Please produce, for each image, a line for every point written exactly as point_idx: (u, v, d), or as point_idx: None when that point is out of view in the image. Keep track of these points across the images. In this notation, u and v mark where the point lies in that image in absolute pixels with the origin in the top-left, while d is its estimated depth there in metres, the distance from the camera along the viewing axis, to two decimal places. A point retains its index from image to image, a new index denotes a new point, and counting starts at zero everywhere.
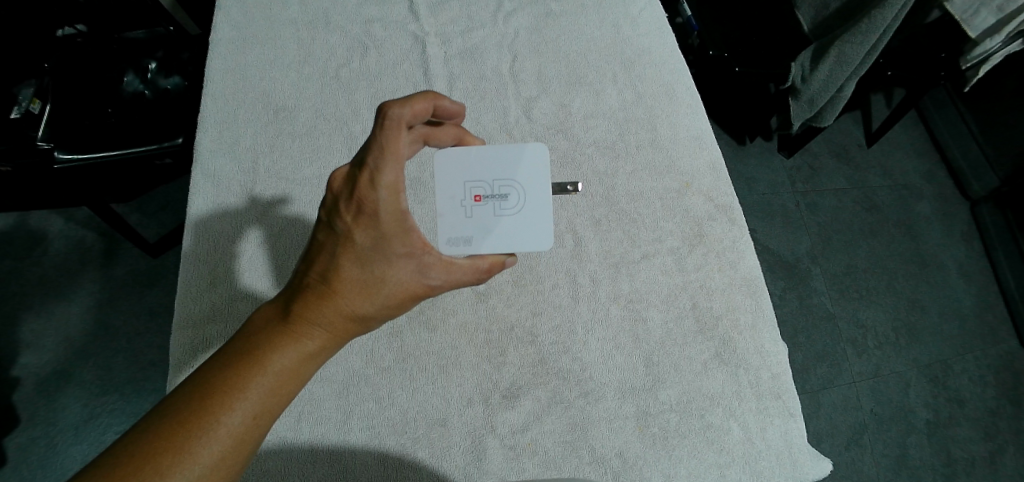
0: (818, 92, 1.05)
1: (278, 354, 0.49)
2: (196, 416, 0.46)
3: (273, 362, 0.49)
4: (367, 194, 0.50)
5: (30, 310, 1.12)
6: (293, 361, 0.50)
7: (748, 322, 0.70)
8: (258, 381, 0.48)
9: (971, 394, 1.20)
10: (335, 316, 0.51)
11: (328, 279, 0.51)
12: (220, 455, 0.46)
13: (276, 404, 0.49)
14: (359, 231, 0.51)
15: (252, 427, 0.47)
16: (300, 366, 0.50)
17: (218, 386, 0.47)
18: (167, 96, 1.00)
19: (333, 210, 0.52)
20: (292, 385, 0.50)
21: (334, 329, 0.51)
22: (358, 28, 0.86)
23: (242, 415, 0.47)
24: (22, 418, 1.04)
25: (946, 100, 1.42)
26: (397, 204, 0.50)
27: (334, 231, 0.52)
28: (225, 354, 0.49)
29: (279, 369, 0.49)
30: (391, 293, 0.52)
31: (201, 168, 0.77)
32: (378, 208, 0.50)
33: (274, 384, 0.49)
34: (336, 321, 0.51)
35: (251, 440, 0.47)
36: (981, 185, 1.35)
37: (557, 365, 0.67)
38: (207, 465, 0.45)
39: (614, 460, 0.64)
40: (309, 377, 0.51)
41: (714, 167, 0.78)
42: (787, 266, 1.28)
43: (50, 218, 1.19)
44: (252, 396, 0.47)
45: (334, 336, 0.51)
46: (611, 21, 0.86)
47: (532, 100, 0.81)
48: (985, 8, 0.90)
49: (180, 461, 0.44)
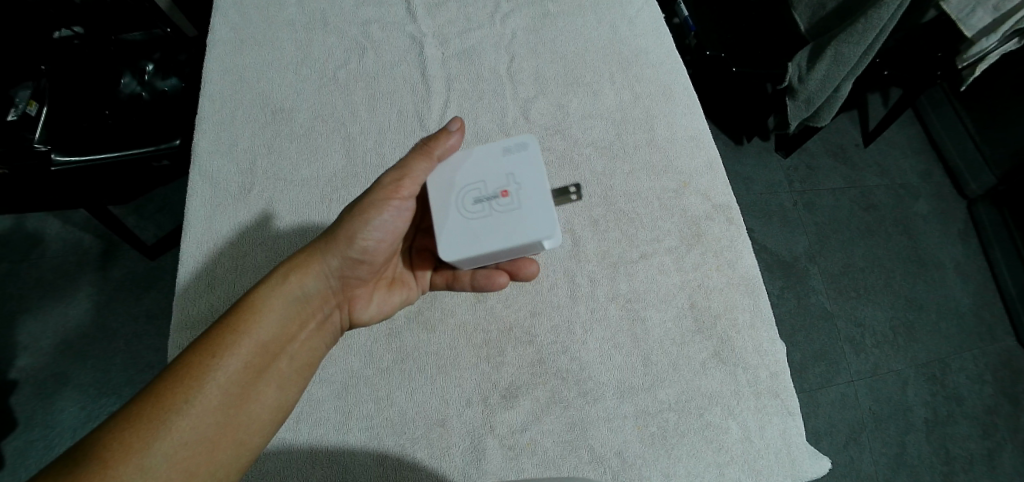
0: (814, 93, 1.05)
1: (251, 304, 0.57)
2: (176, 368, 0.52)
3: (245, 312, 0.56)
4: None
5: (27, 313, 1.12)
6: (264, 299, 0.57)
7: (747, 321, 0.70)
8: (230, 321, 0.56)
9: (969, 392, 1.20)
10: (301, 266, 0.59)
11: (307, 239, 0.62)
12: (204, 400, 0.52)
13: (251, 349, 0.55)
14: None
15: (230, 374, 0.53)
16: (271, 312, 0.57)
17: (198, 341, 0.54)
18: (164, 98, 1.00)
19: None
20: (264, 332, 0.56)
21: (301, 277, 0.59)
22: (355, 29, 0.86)
23: (221, 361, 0.53)
24: (21, 421, 1.04)
25: (942, 98, 1.42)
26: None
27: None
28: None
29: (252, 311, 0.56)
30: (354, 230, 0.58)
31: (200, 170, 0.77)
32: None
33: (246, 320, 0.56)
34: (303, 262, 0.59)
35: (233, 384, 0.53)
36: (978, 184, 1.36)
37: (555, 365, 0.67)
38: (193, 411, 0.51)
39: (614, 460, 0.64)
40: (280, 325, 0.57)
41: (712, 166, 0.78)
42: (785, 265, 1.28)
43: (47, 220, 1.19)
44: (228, 345, 0.54)
45: (302, 274, 0.59)
46: (609, 22, 0.86)
47: (530, 101, 0.81)
48: (981, 7, 0.91)
49: (165, 400, 0.51)
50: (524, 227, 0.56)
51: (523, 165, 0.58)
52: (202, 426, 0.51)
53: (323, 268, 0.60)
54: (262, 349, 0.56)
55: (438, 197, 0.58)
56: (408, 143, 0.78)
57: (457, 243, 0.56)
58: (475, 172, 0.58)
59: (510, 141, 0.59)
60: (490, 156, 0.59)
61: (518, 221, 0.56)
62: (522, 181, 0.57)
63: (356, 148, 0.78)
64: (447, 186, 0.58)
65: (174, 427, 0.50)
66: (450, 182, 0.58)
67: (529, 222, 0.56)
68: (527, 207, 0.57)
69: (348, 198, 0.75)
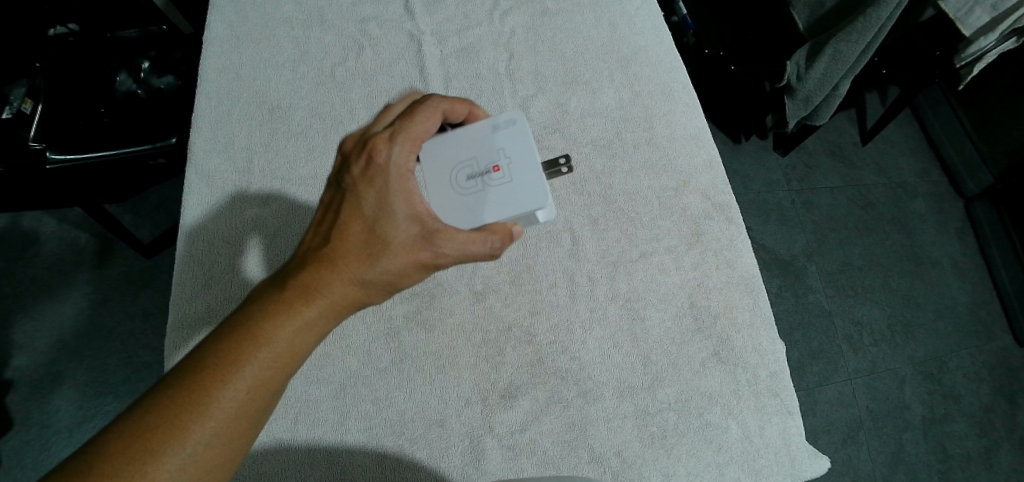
0: (813, 91, 1.05)
1: (271, 333, 0.49)
2: (191, 389, 0.46)
3: (269, 331, 0.49)
4: (379, 154, 0.54)
5: (23, 312, 1.11)
6: (292, 335, 0.50)
7: (746, 321, 0.70)
8: (252, 353, 0.48)
9: (966, 390, 1.21)
10: (325, 290, 0.51)
11: (332, 241, 0.53)
12: (219, 433, 0.46)
13: (272, 375, 0.49)
14: (364, 190, 0.53)
15: (252, 401, 0.47)
16: (298, 336, 0.50)
17: (208, 363, 0.47)
18: (160, 96, 0.99)
19: (345, 171, 0.55)
20: (287, 356, 0.50)
21: (327, 303, 0.51)
22: (353, 26, 0.85)
23: (239, 389, 0.47)
24: (19, 419, 1.03)
25: (940, 98, 1.43)
26: (406, 162, 0.54)
27: (344, 191, 0.54)
28: (226, 325, 0.50)
29: (275, 342, 0.49)
30: (398, 273, 0.52)
31: (195, 169, 0.77)
32: (388, 165, 0.53)
33: (270, 356, 0.49)
34: (337, 287, 0.52)
35: (253, 413, 0.48)
36: (975, 183, 1.36)
37: (555, 365, 0.67)
38: (211, 445, 0.46)
39: (614, 460, 0.63)
40: (307, 350, 0.51)
41: (711, 166, 0.78)
42: (783, 264, 1.28)
43: (43, 219, 1.18)
44: (248, 377, 0.48)
45: (334, 304, 0.52)
46: (608, 20, 0.86)
47: (529, 99, 0.81)
48: (980, 7, 0.91)
49: (176, 435, 0.44)
50: (518, 207, 0.56)
51: (512, 138, 0.58)
52: (221, 455, 0.46)
53: (356, 293, 0.52)
54: (287, 375, 0.50)
55: (434, 181, 0.57)
56: None
57: (456, 218, 0.56)
58: (465, 148, 0.58)
59: (497, 117, 0.58)
60: (480, 132, 0.58)
61: (513, 197, 0.56)
62: (511, 153, 0.57)
63: None
64: (439, 164, 0.57)
65: (191, 457, 0.45)
66: (444, 160, 0.58)
67: (523, 194, 0.56)
68: (518, 179, 0.56)
69: None
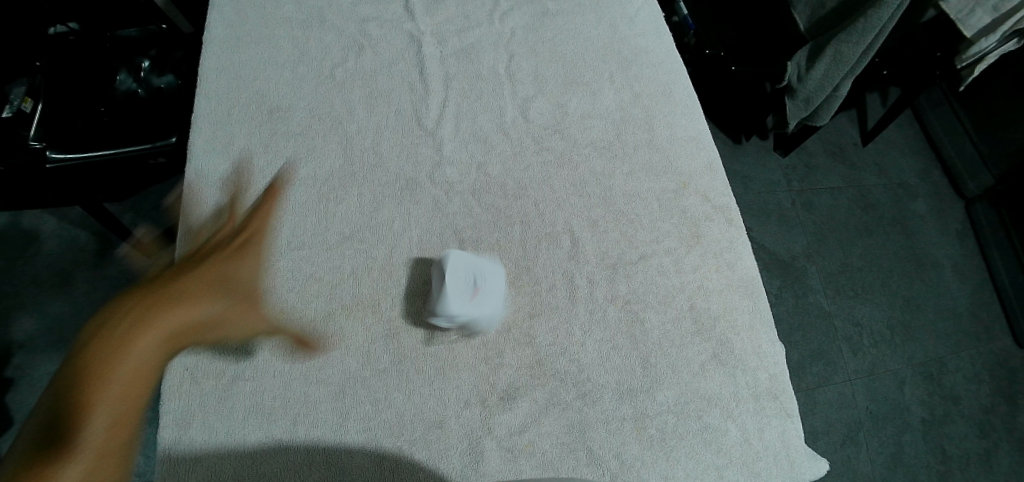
0: (813, 92, 1.05)
1: (155, 330, 0.54)
2: (69, 418, 0.48)
3: (140, 346, 0.52)
4: (257, 226, 0.69)
5: (24, 311, 1.11)
6: (165, 339, 0.55)
7: (746, 323, 0.70)
8: (137, 349, 0.52)
9: (966, 392, 1.21)
10: (191, 304, 0.57)
11: (208, 269, 0.61)
12: (101, 435, 0.48)
13: (142, 381, 0.52)
14: (239, 249, 0.66)
15: (129, 412, 0.50)
16: (167, 356, 0.56)
17: (86, 366, 0.49)
18: (160, 95, 1.00)
19: (221, 239, 0.67)
20: (151, 370, 0.53)
21: (196, 310, 0.57)
22: (354, 26, 0.86)
23: (117, 393, 0.50)
24: (18, 418, 1.03)
25: (941, 99, 1.44)
26: (270, 239, 0.70)
27: (212, 244, 0.66)
28: (107, 320, 0.52)
29: (156, 341, 0.54)
30: (255, 320, 0.64)
31: (193, 168, 0.75)
32: (261, 237, 0.69)
33: (150, 354, 0.53)
34: (204, 316, 0.58)
35: (129, 423, 0.50)
36: (976, 184, 1.37)
37: (554, 367, 0.67)
38: (85, 458, 0.47)
39: (612, 462, 0.63)
40: (161, 370, 0.55)
41: (711, 168, 0.78)
42: (783, 264, 1.28)
43: (43, 218, 1.18)
44: (128, 385, 0.51)
45: (199, 328, 0.58)
46: (608, 21, 0.87)
47: (529, 100, 0.81)
48: (981, 7, 0.90)
49: (67, 455, 0.47)
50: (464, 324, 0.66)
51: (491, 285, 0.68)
52: (95, 466, 0.48)
53: (216, 318, 0.59)
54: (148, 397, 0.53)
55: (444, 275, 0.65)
56: (405, 143, 0.77)
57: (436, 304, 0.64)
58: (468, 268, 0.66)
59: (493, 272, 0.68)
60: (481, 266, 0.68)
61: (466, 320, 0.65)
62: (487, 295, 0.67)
63: (355, 148, 0.77)
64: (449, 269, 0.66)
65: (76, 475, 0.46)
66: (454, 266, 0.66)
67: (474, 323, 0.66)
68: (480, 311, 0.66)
69: (346, 198, 0.74)
